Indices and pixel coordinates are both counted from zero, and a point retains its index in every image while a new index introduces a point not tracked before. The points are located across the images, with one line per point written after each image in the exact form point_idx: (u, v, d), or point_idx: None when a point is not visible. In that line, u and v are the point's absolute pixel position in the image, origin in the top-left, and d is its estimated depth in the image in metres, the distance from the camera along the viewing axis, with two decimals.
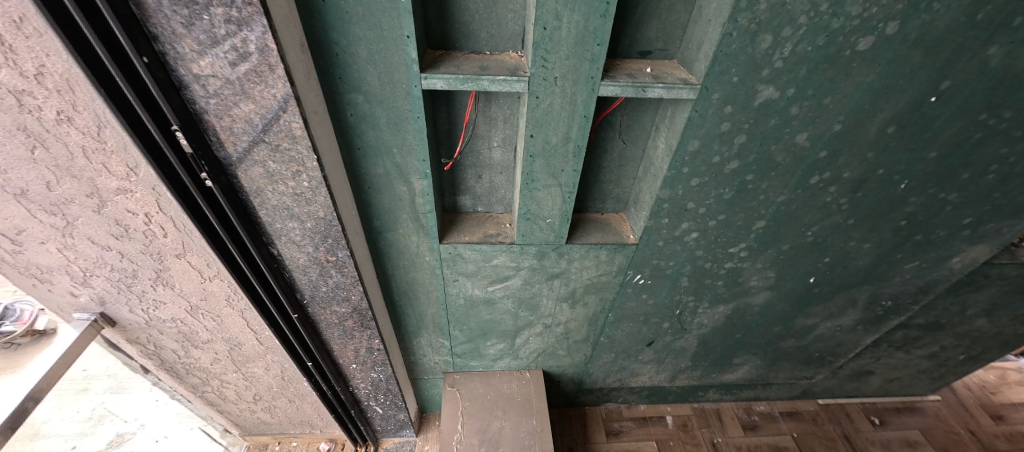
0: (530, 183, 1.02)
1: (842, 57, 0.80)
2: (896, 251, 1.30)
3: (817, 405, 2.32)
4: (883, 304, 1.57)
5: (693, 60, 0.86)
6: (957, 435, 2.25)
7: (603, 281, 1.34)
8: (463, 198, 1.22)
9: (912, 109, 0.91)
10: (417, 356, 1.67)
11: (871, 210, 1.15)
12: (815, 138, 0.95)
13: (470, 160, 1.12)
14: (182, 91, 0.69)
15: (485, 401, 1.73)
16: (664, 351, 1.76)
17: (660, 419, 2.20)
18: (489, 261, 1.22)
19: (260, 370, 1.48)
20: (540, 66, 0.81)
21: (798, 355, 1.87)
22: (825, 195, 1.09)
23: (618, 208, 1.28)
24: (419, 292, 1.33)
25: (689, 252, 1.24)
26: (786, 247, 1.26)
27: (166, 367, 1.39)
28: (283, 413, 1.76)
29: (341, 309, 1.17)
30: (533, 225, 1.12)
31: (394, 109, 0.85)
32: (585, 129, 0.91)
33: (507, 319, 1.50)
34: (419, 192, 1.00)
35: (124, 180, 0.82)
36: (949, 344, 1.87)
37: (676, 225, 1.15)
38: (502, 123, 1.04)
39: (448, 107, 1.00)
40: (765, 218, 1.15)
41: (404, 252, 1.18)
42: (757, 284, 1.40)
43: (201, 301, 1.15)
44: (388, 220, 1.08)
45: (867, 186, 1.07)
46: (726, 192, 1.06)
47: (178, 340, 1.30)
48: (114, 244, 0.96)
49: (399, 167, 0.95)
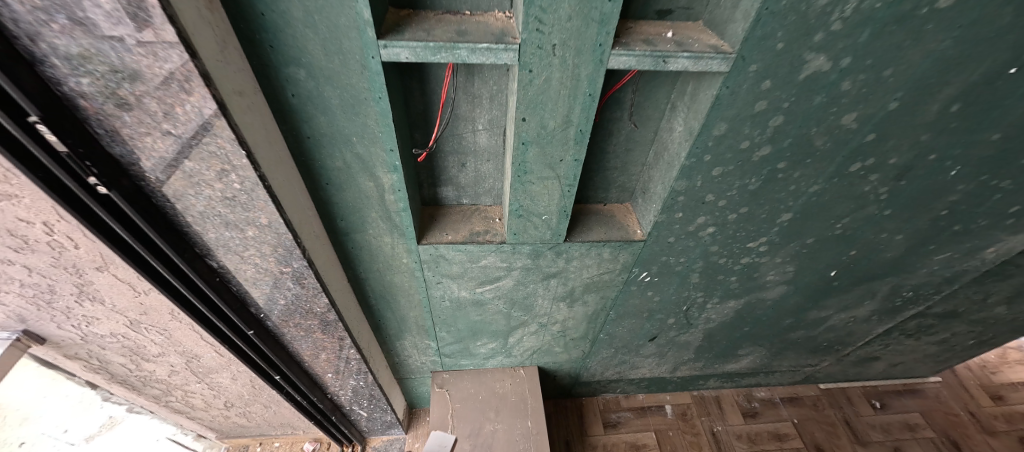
0: (522, 175, 0.85)
1: (914, 17, 0.64)
2: (929, 242, 1.17)
3: (819, 389, 2.26)
4: (904, 295, 1.45)
5: (725, 22, 0.69)
6: (956, 417, 2.21)
7: (605, 279, 1.20)
8: (445, 189, 1.05)
9: (984, 84, 0.75)
10: (401, 357, 1.53)
11: (911, 200, 1.00)
12: (864, 119, 0.79)
13: (451, 146, 0.95)
14: (37, 68, 0.50)
15: (477, 402, 1.61)
16: (666, 345, 1.65)
17: (659, 409, 2.12)
18: (477, 262, 1.07)
19: (227, 380, 1.32)
20: (532, 31, 0.63)
21: (807, 344, 1.77)
22: (863, 184, 0.94)
23: (623, 198, 1.13)
24: (399, 295, 1.18)
25: (703, 248, 1.10)
26: (810, 240, 1.12)
27: (118, 380, 1.23)
28: (260, 417, 1.63)
29: (306, 322, 1.02)
30: (526, 222, 0.97)
31: (348, 88, 0.67)
32: (589, 110, 0.74)
33: (499, 320, 1.36)
34: (390, 188, 0.84)
35: (4, 183, 0.65)
36: (961, 330, 1.79)
37: (691, 219, 1.00)
38: (488, 102, 0.86)
39: (421, 82, 0.82)
40: (792, 210, 1.00)
41: (378, 254, 1.02)
42: (773, 279, 1.27)
43: (142, 316, 0.98)
44: (355, 220, 0.91)
45: (913, 173, 0.93)
46: (752, 182, 0.91)
47: (125, 354, 1.12)
48: (14, 258, 0.78)
49: (362, 159, 0.78)
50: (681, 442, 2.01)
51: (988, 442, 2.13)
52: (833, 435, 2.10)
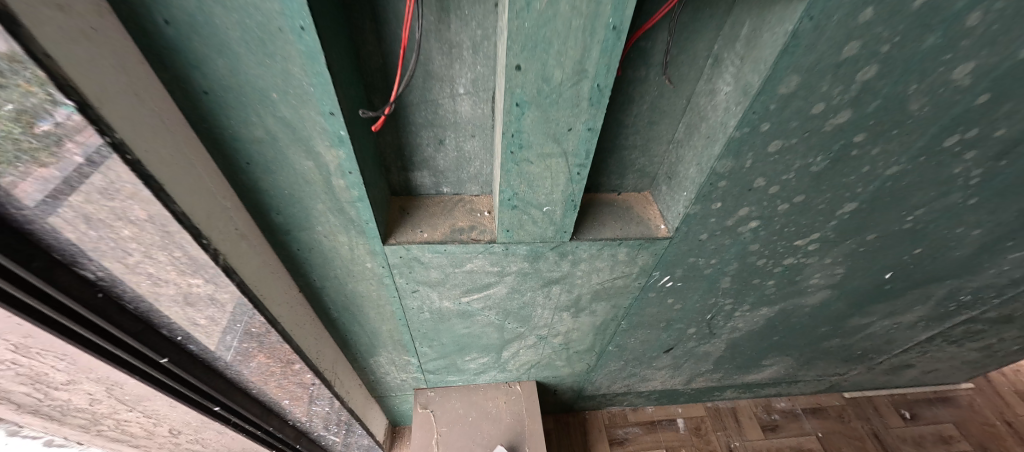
0: (516, 151, 0.63)
1: None
2: (1008, 237, 0.97)
3: (843, 398, 2.06)
4: (960, 299, 1.25)
5: None
6: (992, 427, 2.03)
7: (618, 285, 0.98)
8: (418, 174, 0.83)
9: None
10: (378, 375, 1.32)
11: (1005, 184, 0.80)
12: (981, 72, 0.58)
13: (423, 116, 0.73)
14: None
15: (466, 425, 1.40)
16: (683, 356, 1.44)
17: (671, 423, 1.92)
18: (461, 266, 0.85)
19: (165, 407, 1.11)
20: None
21: (838, 353, 1.57)
22: (955, 164, 0.73)
23: (642, 185, 0.91)
24: (366, 307, 0.96)
25: (741, 247, 0.89)
26: (871, 237, 0.91)
27: (28, 410, 1.03)
28: (218, 444, 1.42)
29: (242, 343, 0.81)
30: (522, 216, 0.75)
31: (251, 11, 0.45)
32: (612, 54, 0.52)
33: (490, 332, 1.14)
34: (337, 169, 0.61)
35: None
36: (1009, 335, 1.59)
37: (732, 211, 0.78)
38: (470, 53, 0.64)
39: (376, 22, 0.59)
40: (858, 199, 0.79)
41: (332, 258, 0.80)
42: (817, 283, 1.07)
43: (28, 339, 0.76)
44: (296, 213, 0.69)
45: (1021, 149, 0.72)
46: (816, 161, 0.69)
47: (23, 382, 0.92)
48: None
49: (292, 126, 0.55)
50: None
51: None
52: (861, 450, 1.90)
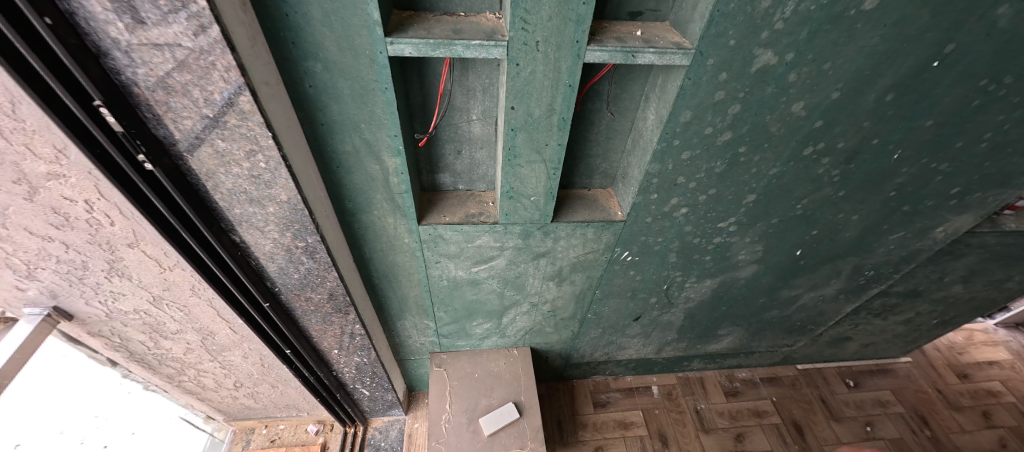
0: (511, 159, 0.95)
1: (846, 17, 0.74)
2: (884, 222, 1.28)
3: (797, 370, 2.38)
4: (866, 274, 1.57)
5: (686, 22, 0.78)
6: (924, 393, 2.34)
7: (590, 259, 1.30)
8: (442, 175, 1.15)
9: (914, 75, 0.85)
10: (402, 338, 1.63)
11: (862, 181, 1.11)
12: (812, 107, 0.89)
13: (447, 135, 1.04)
14: (101, 60, 0.61)
15: (473, 381, 1.71)
16: (650, 325, 1.75)
17: (646, 390, 2.23)
18: (472, 242, 1.17)
19: (238, 358, 1.42)
20: (519, 30, 0.73)
21: (781, 324, 1.89)
22: (818, 167, 1.05)
23: (606, 183, 1.23)
24: (400, 274, 1.28)
25: (678, 228, 1.21)
26: (776, 220, 1.22)
27: (136, 358, 1.33)
28: (267, 398, 1.73)
29: (314, 296, 1.15)
30: (516, 204, 1.07)
31: (359, 79, 0.78)
32: (570, 99, 0.84)
33: (493, 299, 1.46)
34: (393, 171, 0.95)
35: (54, 164, 0.74)
36: (924, 309, 1.91)
37: (666, 201, 1.10)
38: (481, 95, 0.96)
39: (421, 76, 0.92)
40: (757, 192, 1.10)
41: (381, 234, 1.12)
42: (744, 258, 1.38)
43: (164, 291, 1.08)
44: (361, 202, 1.01)
45: (862, 157, 1.03)
46: (718, 165, 1.01)
47: (144, 331, 1.23)
48: (56, 235, 0.87)
49: (369, 144, 0.88)
50: (667, 420, 2.12)
51: (953, 416, 2.26)
52: (809, 412, 2.22)
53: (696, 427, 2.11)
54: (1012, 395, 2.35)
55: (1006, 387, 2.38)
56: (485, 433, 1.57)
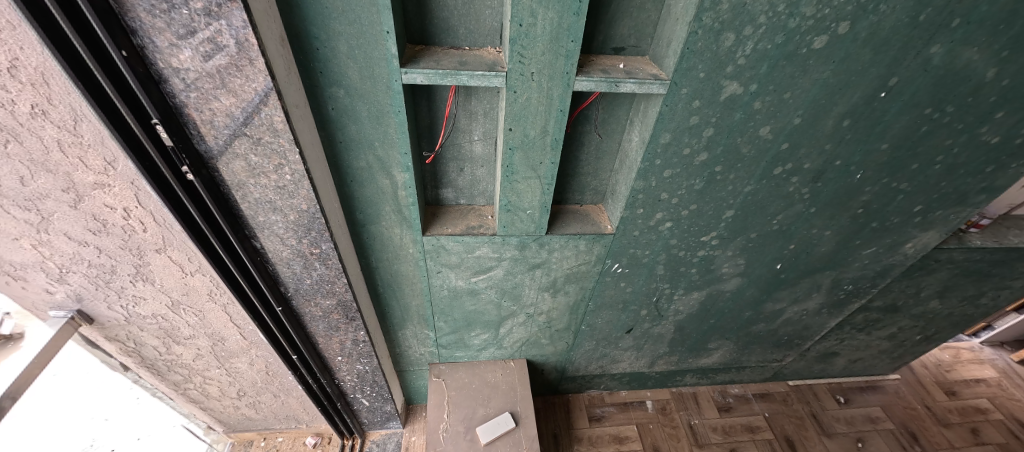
0: (509, 175, 1.05)
1: (799, 55, 0.86)
2: (855, 237, 1.38)
3: (788, 386, 2.42)
4: (846, 288, 1.65)
5: (662, 57, 0.90)
6: (913, 410, 2.37)
7: (582, 270, 1.38)
8: (445, 190, 1.24)
9: (864, 103, 0.97)
10: (403, 347, 1.69)
11: (831, 199, 1.21)
12: (777, 131, 1.00)
13: (451, 153, 1.14)
14: (161, 85, 0.73)
15: (471, 390, 1.76)
16: (643, 337, 1.81)
17: (640, 404, 2.25)
18: (472, 253, 1.26)
19: (245, 365, 1.46)
20: (517, 62, 0.84)
21: (769, 338, 1.96)
22: (788, 185, 1.15)
23: (596, 199, 1.33)
24: (404, 283, 1.36)
25: (664, 241, 1.29)
26: (754, 234, 1.32)
27: (147, 364, 1.36)
28: (268, 408, 1.75)
29: (324, 301, 1.24)
30: (513, 217, 1.16)
31: (375, 103, 0.88)
32: (562, 122, 0.95)
33: (491, 309, 1.53)
34: (402, 185, 1.05)
35: (102, 174, 0.83)
36: (906, 324, 1.99)
37: (651, 215, 1.19)
38: (482, 117, 1.06)
39: (429, 100, 1.02)
40: (734, 208, 1.20)
41: (387, 244, 1.21)
42: (728, 271, 1.47)
43: (183, 296, 1.14)
44: (370, 213, 1.11)
45: (828, 176, 1.14)
46: (697, 183, 1.11)
47: (159, 336, 1.27)
48: (91, 240, 0.95)
49: (381, 160, 0.98)
50: (661, 435, 2.14)
51: (942, 433, 2.28)
52: (801, 427, 2.25)
53: (690, 441, 2.13)
54: (1000, 412, 2.38)
55: (993, 404, 2.42)
56: (483, 441, 1.61)
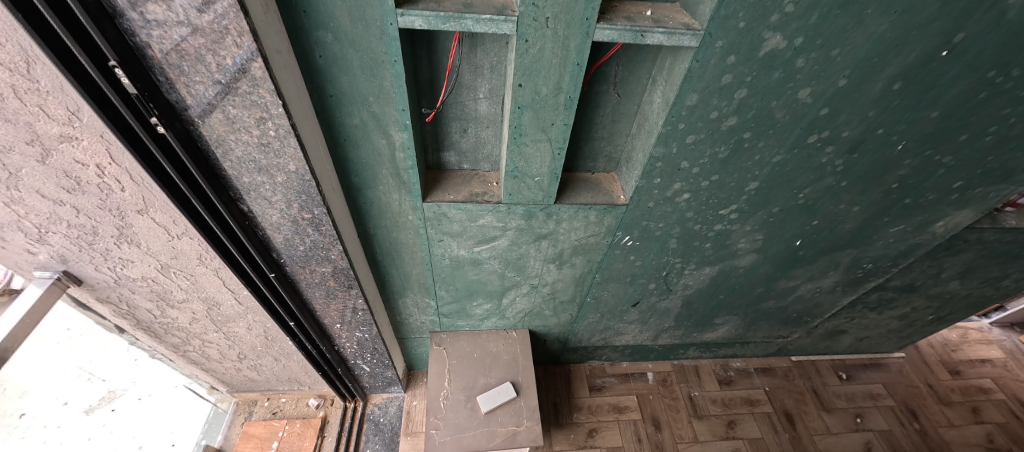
0: (517, 137, 0.96)
1: (856, 3, 0.74)
2: (883, 215, 1.29)
3: (790, 361, 2.40)
4: (864, 267, 1.58)
5: (697, 3, 0.79)
6: (915, 389, 2.34)
7: (591, 242, 1.31)
8: (447, 154, 1.15)
9: (921, 64, 0.86)
10: (404, 315, 1.65)
11: (865, 172, 1.12)
12: (818, 94, 0.90)
13: (454, 112, 1.04)
14: (117, 21, 0.63)
15: (472, 359, 1.74)
16: (648, 311, 1.76)
17: (642, 376, 2.24)
18: (476, 221, 1.18)
19: (242, 329, 1.42)
20: (529, 5, 0.73)
21: (777, 315, 1.92)
22: (821, 155, 1.05)
23: (610, 167, 1.24)
24: (403, 251, 1.30)
25: (680, 214, 1.21)
26: (776, 209, 1.23)
27: (143, 326, 1.33)
28: (269, 371, 1.73)
29: (319, 269, 1.18)
30: (520, 184, 1.08)
31: (368, 51, 0.79)
32: (577, 78, 0.85)
33: (494, 280, 1.47)
34: (400, 146, 0.96)
35: (67, 126, 0.74)
36: (920, 305, 1.93)
37: (668, 186, 1.10)
38: (489, 72, 0.96)
39: (429, 52, 0.92)
40: (758, 179, 1.11)
41: (385, 210, 1.14)
42: (744, 247, 1.40)
43: (172, 260, 1.07)
44: (367, 176, 1.03)
45: (865, 146, 1.04)
46: (722, 151, 1.01)
47: (152, 299, 1.22)
48: (67, 199, 0.88)
49: (376, 117, 0.90)
50: (661, 406, 2.13)
51: (942, 411, 2.27)
52: (800, 402, 2.24)
53: (689, 413, 2.13)
54: (1003, 392, 2.36)
55: (996, 384, 2.39)
56: (484, 410, 1.61)
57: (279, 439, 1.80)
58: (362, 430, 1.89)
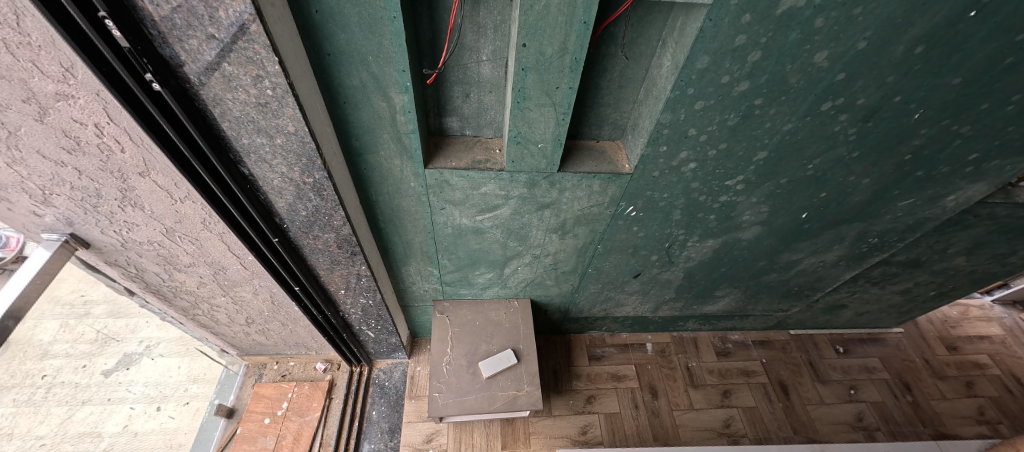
0: (520, 101, 0.94)
1: None
2: (894, 188, 1.27)
3: (788, 334, 2.42)
4: (870, 241, 1.56)
5: None
6: (911, 363, 2.37)
7: (594, 212, 1.30)
8: (449, 119, 1.13)
9: (947, 25, 0.83)
10: (406, 283, 1.67)
11: (878, 142, 1.09)
12: (835, 58, 0.87)
13: (456, 75, 1.02)
14: None
15: (474, 327, 1.77)
16: (650, 282, 1.76)
17: (641, 346, 2.27)
18: (478, 189, 1.17)
19: (249, 294, 1.43)
20: None
21: (779, 288, 1.92)
22: (834, 124, 1.03)
23: (615, 136, 1.21)
24: (406, 218, 1.29)
25: (685, 184, 1.20)
26: (784, 181, 1.21)
27: (152, 289, 1.35)
28: (277, 335, 1.77)
29: (323, 235, 1.19)
30: (523, 150, 1.06)
31: (367, 6, 0.76)
32: (584, 38, 0.82)
33: (496, 248, 1.47)
34: (400, 108, 0.94)
35: (62, 83, 0.72)
36: (924, 280, 1.92)
37: (675, 154, 1.08)
38: (492, 33, 0.93)
39: (431, 9, 0.89)
40: (767, 148, 1.09)
41: (387, 175, 1.13)
42: (748, 219, 1.38)
43: (177, 223, 1.08)
44: (368, 140, 1.02)
45: (881, 114, 1.01)
46: (731, 118, 0.99)
47: (159, 263, 1.23)
48: (68, 160, 0.87)
49: (376, 78, 0.88)
50: (658, 375, 2.18)
51: (937, 384, 2.30)
52: (796, 373, 2.27)
53: (685, 382, 2.17)
54: (998, 368, 2.38)
55: (993, 360, 2.41)
56: (484, 375, 1.65)
57: (288, 399, 1.85)
58: (368, 393, 1.94)
